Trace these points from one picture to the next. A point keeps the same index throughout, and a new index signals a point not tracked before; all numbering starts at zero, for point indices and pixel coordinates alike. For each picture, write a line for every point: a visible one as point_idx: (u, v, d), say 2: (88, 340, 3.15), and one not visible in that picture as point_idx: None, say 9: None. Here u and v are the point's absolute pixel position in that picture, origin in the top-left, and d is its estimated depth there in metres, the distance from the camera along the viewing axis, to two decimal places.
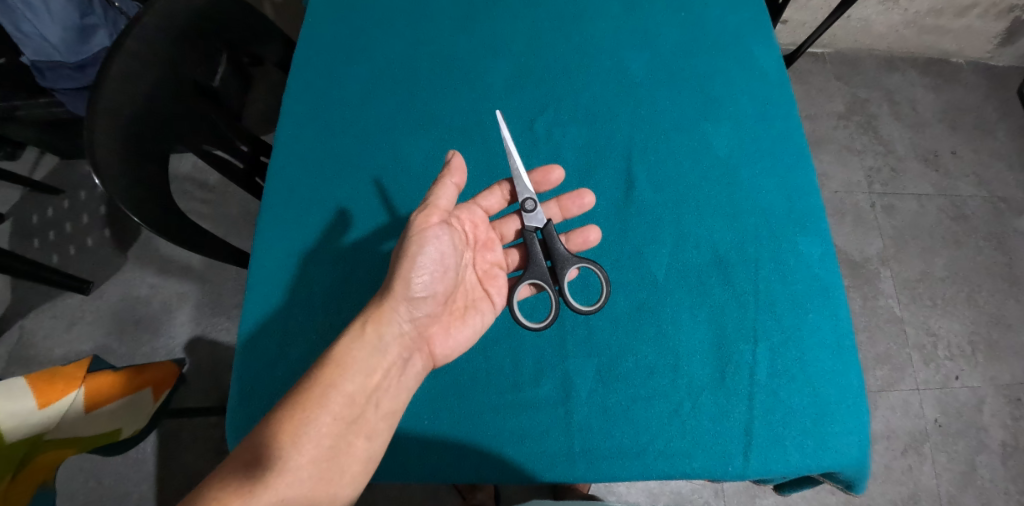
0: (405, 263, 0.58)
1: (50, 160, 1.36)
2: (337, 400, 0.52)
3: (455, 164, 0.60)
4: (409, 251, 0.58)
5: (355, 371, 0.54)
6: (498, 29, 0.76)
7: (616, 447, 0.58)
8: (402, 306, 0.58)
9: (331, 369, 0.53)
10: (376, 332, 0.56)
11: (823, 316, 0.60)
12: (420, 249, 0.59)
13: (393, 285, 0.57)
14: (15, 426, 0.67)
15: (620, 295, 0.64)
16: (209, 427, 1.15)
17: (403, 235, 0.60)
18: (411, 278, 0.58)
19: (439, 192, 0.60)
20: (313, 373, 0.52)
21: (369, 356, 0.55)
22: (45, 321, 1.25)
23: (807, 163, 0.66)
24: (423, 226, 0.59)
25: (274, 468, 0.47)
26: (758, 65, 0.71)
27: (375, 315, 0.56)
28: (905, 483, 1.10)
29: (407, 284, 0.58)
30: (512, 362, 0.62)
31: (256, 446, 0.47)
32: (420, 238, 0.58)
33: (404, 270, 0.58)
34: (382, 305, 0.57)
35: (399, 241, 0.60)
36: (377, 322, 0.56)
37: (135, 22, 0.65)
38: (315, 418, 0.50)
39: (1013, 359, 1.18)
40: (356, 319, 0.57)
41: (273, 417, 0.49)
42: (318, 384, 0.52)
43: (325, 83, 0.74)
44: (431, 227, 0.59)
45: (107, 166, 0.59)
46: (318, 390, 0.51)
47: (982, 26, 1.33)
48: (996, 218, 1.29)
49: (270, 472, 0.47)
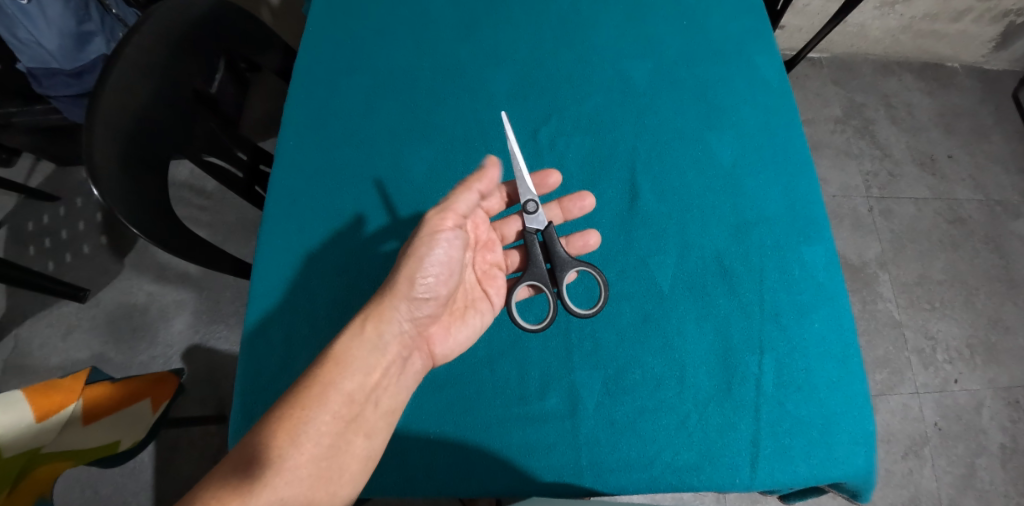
0: (406, 265, 0.57)
1: (46, 167, 1.35)
2: (337, 398, 0.51)
3: (488, 175, 0.60)
4: (417, 251, 0.58)
5: (356, 367, 0.53)
6: (500, 39, 0.76)
7: (625, 460, 0.58)
8: (398, 306, 0.57)
9: (330, 367, 0.52)
10: (376, 329, 0.55)
11: (829, 325, 0.60)
12: (429, 250, 0.58)
13: (396, 284, 0.57)
14: (14, 440, 0.65)
15: (624, 306, 0.64)
16: (209, 435, 1.15)
17: (413, 236, 0.59)
18: (416, 278, 0.58)
19: (460, 198, 0.59)
20: (308, 372, 0.52)
21: (369, 354, 0.54)
22: (41, 329, 1.24)
23: (810, 171, 0.66)
24: (436, 229, 0.58)
25: (276, 469, 0.46)
26: (759, 73, 0.71)
27: (377, 312, 0.56)
28: (905, 486, 1.10)
29: (411, 284, 0.57)
30: (519, 375, 0.62)
31: (254, 445, 0.47)
32: (431, 240, 0.58)
33: (411, 270, 0.57)
34: (385, 301, 0.56)
35: (408, 240, 0.59)
36: (378, 318, 0.55)
37: (135, 32, 0.66)
38: (317, 416, 0.50)
39: (1012, 362, 1.19)
40: (356, 316, 0.56)
41: (271, 417, 0.48)
42: (316, 382, 0.51)
43: (327, 94, 0.74)
44: (444, 231, 0.59)
45: (106, 175, 0.59)
46: (318, 387, 0.51)
47: (977, 31, 1.34)
48: (992, 220, 1.30)
49: (272, 473, 0.46)
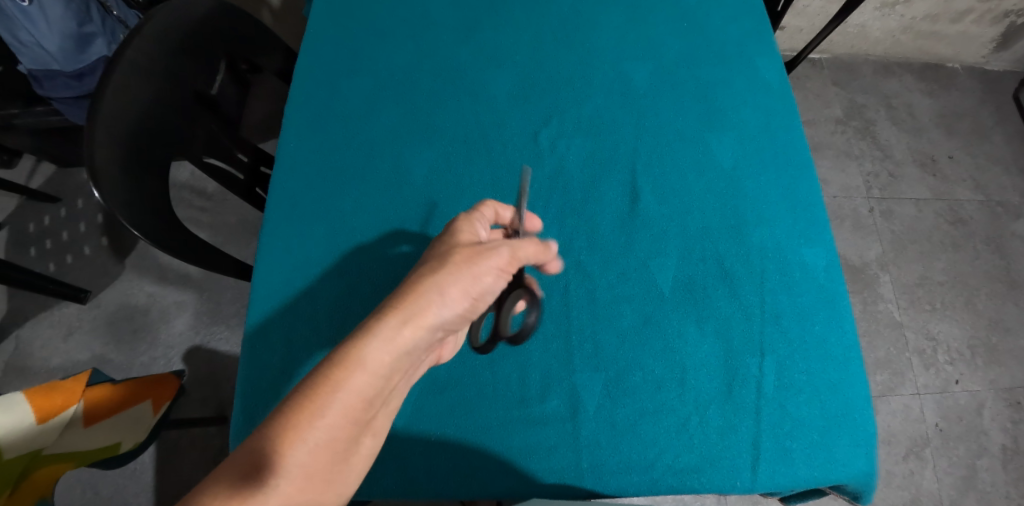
0: (456, 276, 0.50)
1: (46, 168, 1.36)
2: (356, 405, 0.46)
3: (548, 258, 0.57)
4: (477, 268, 0.51)
5: (383, 372, 0.47)
6: (501, 41, 0.76)
7: (626, 463, 0.58)
8: (440, 308, 0.49)
9: (355, 372, 0.46)
10: (412, 331, 0.47)
11: (829, 328, 0.61)
12: (488, 273, 0.51)
13: (450, 293, 0.49)
14: (15, 442, 0.65)
15: (625, 308, 0.63)
16: (209, 436, 1.15)
17: (468, 248, 0.52)
18: (471, 290, 0.50)
19: (529, 253, 0.54)
20: (327, 373, 0.45)
21: (398, 361, 0.47)
22: (41, 331, 1.24)
23: (810, 175, 0.67)
24: (491, 261, 0.52)
25: (287, 478, 0.43)
26: (760, 76, 0.72)
27: (417, 310, 0.48)
28: (906, 488, 1.10)
29: (463, 294, 0.50)
30: (519, 377, 0.61)
31: (266, 454, 0.43)
32: (490, 267, 0.51)
33: (468, 282, 0.50)
34: (424, 300, 0.48)
35: (465, 249, 0.51)
36: (416, 319, 0.48)
37: (136, 34, 0.66)
38: (337, 426, 0.45)
39: (1013, 363, 1.19)
40: (391, 314, 0.47)
41: (286, 424, 0.44)
42: (337, 389, 0.45)
43: (327, 96, 0.74)
44: (505, 270, 0.53)
45: (107, 178, 0.59)
46: (338, 396, 0.45)
47: (977, 32, 1.34)
48: (993, 221, 1.30)
49: (284, 481, 0.43)
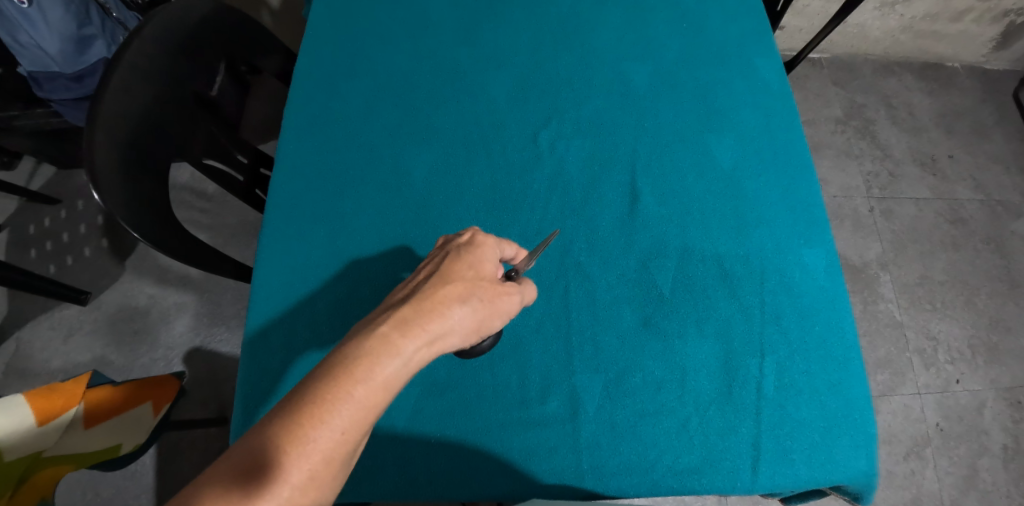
0: (480, 299, 0.49)
1: (47, 170, 1.36)
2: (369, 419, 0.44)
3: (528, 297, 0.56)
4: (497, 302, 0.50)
5: (395, 385, 0.45)
6: (500, 43, 0.76)
7: (626, 464, 0.58)
8: (459, 336, 0.48)
9: (374, 387, 0.43)
10: (431, 353, 0.47)
11: (829, 329, 0.61)
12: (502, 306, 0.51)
13: (475, 317, 0.49)
14: (15, 443, 0.65)
15: (626, 310, 0.63)
16: (210, 438, 1.15)
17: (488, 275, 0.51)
18: (489, 316, 0.50)
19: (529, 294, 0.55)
20: (344, 383, 0.43)
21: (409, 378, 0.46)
22: (42, 333, 1.24)
23: (810, 175, 0.67)
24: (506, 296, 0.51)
25: (292, 491, 0.40)
26: (759, 76, 0.72)
27: (441, 332, 0.47)
28: (907, 487, 1.09)
29: (479, 319, 0.49)
30: (519, 379, 0.61)
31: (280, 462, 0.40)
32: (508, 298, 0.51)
33: (490, 309, 0.50)
34: (449, 322, 0.47)
35: (488, 276, 0.51)
36: (437, 344, 0.47)
37: (135, 36, 0.66)
38: (347, 441, 0.43)
39: (1014, 362, 1.19)
40: (417, 334, 0.46)
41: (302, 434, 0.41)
42: (357, 404, 0.43)
43: (326, 98, 0.74)
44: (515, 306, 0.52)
45: (106, 180, 0.59)
46: (357, 411, 0.43)
47: (977, 31, 1.34)
48: (993, 220, 1.30)
49: (289, 493, 0.40)
